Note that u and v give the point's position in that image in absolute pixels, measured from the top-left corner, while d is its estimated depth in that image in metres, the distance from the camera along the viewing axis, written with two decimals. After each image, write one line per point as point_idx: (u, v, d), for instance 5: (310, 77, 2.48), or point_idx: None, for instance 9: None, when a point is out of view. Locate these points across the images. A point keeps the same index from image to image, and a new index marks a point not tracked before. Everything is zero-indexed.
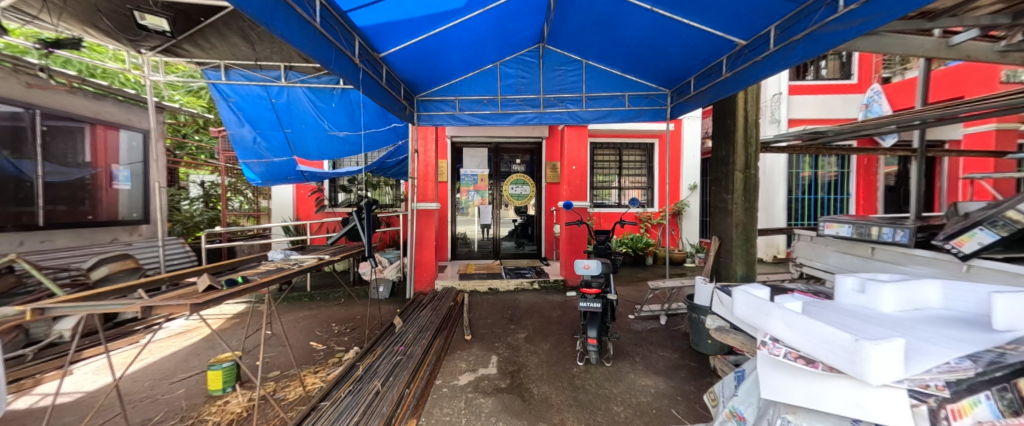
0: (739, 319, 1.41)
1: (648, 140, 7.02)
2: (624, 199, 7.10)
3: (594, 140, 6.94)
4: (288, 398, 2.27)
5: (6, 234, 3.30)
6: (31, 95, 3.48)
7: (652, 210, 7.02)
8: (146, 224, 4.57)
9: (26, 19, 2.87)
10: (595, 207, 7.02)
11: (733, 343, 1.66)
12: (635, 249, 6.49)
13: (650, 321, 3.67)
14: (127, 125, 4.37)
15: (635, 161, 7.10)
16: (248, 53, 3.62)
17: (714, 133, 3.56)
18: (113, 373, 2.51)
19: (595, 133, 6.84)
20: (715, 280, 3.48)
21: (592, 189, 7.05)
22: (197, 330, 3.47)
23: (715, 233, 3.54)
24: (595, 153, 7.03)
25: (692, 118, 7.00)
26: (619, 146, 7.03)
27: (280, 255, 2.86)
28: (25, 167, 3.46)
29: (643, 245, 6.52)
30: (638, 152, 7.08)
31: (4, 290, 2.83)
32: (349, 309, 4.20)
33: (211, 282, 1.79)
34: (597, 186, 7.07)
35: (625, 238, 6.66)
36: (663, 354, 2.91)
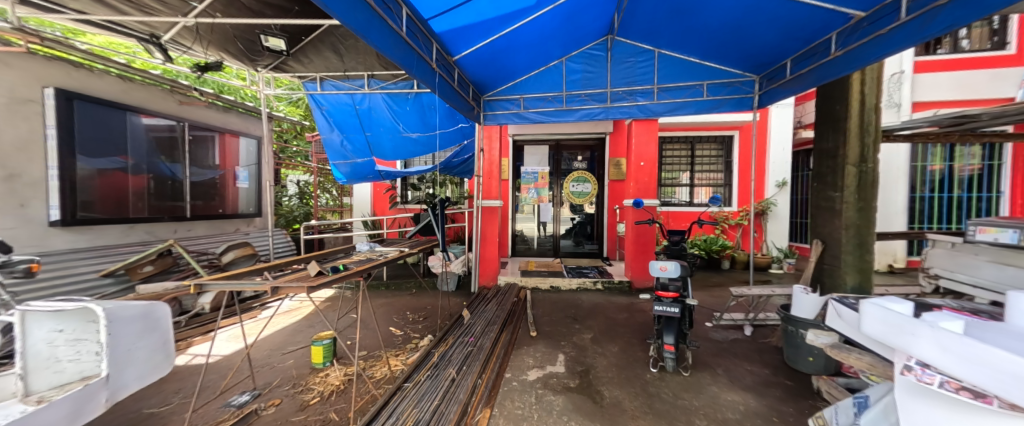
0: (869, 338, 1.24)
1: (727, 133, 6.41)
2: (697, 197, 6.59)
3: (663, 134, 6.52)
4: (376, 376, 2.49)
5: (165, 224, 4.09)
6: (182, 110, 4.30)
7: (730, 209, 6.43)
8: (259, 217, 5.41)
9: (183, 50, 3.60)
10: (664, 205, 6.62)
11: (855, 364, 1.51)
12: (709, 252, 6.00)
13: (732, 331, 3.37)
14: (245, 133, 5.17)
15: (711, 155, 6.53)
16: (338, 65, 4.05)
17: (819, 119, 3.11)
18: (243, 341, 2.94)
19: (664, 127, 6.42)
20: (817, 290, 3.06)
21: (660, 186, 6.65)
22: (299, 310, 3.98)
23: (819, 237, 3.10)
24: (665, 148, 6.60)
25: (783, 105, 6.19)
26: (692, 140, 6.52)
27: (366, 246, 3.16)
28: (177, 170, 4.24)
29: (718, 247, 5.99)
30: (714, 145, 6.51)
31: (165, 268, 3.66)
32: (421, 299, 4.51)
33: (320, 267, 2.04)
34: (664, 183, 6.64)
35: (698, 239, 6.18)
36: (750, 368, 2.63)
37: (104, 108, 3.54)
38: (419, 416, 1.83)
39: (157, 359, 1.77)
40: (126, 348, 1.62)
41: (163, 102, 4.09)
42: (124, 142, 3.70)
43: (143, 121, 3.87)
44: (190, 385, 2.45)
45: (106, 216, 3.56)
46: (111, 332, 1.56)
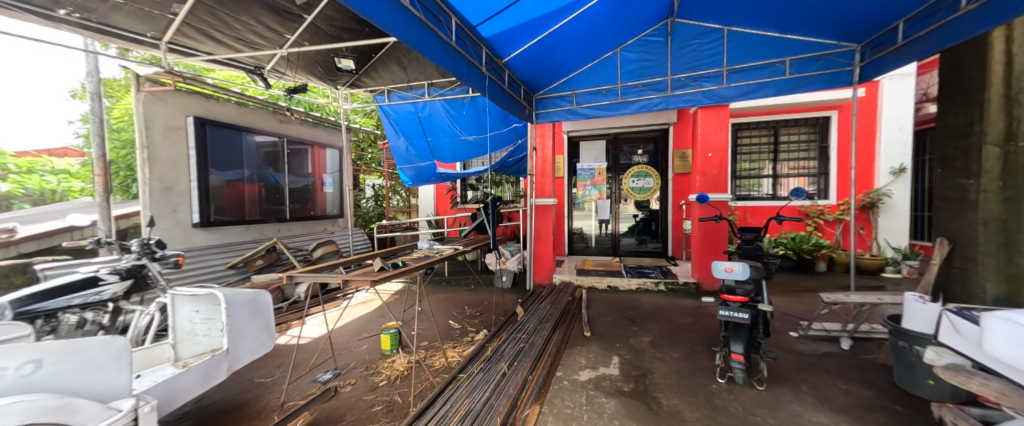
0: (1001, 362, 1.33)
1: (822, 113, 5.67)
2: (783, 189, 5.90)
3: (740, 121, 5.95)
4: (435, 366, 2.65)
5: (271, 225, 4.75)
6: (282, 128, 4.96)
7: (825, 203, 5.70)
8: (342, 218, 6.07)
9: (279, 76, 4.17)
10: (741, 200, 6.03)
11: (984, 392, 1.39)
12: (798, 252, 5.35)
13: (824, 343, 2.98)
14: (331, 144, 5.82)
15: (800, 138, 5.82)
16: (401, 77, 4.36)
17: (946, 91, 2.60)
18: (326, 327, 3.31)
19: (740, 113, 5.86)
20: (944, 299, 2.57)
21: (736, 178, 6.07)
22: (373, 301, 4.39)
23: (946, 235, 2.62)
24: (741, 135, 6.01)
25: (900, 75, 5.27)
26: (775, 124, 5.84)
27: (427, 244, 3.36)
28: (279, 179, 4.88)
29: (811, 247, 5.30)
30: (804, 127, 5.79)
31: (272, 261, 4.31)
32: (478, 295, 4.69)
33: (382, 263, 2.23)
34: (745, 174, 6.02)
35: (783, 237, 5.54)
36: (845, 388, 2.31)
37: (227, 129, 4.21)
38: (470, 406, 1.91)
39: (262, 338, 2.17)
40: (240, 327, 2.03)
41: (268, 122, 4.75)
42: (242, 157, 4.37)
43: (255, 139, 4.54)
44: (288, 361, 2.80)
45: (234, 219, 4.26)
46: (229, 314, 1.97)
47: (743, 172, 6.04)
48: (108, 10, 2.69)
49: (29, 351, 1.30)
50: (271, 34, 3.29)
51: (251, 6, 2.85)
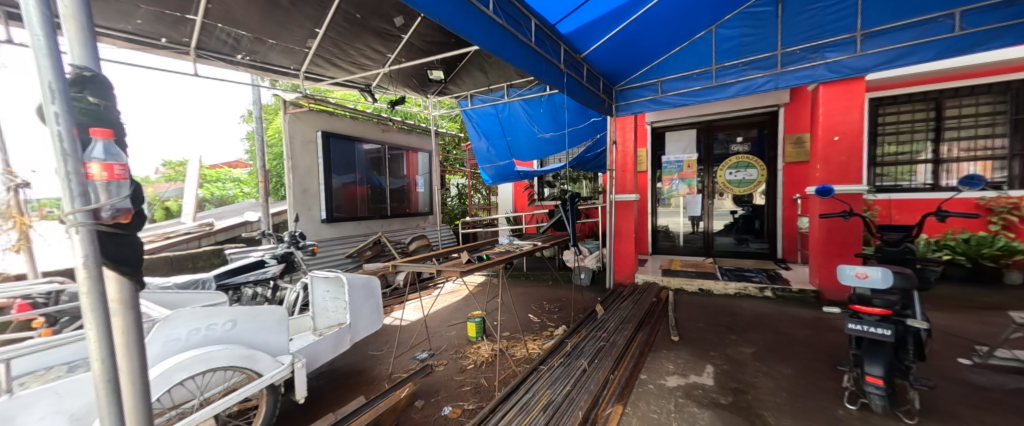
0: None
1: (1017, 76, 4.36)
2: (955, 176, 4.69)
3: (883, 95, 4.90)
4: (517, 355, 2.77)
5: (375, 221, 5.46)
6: (384, 136, 5.64)
7: (1017, 193, 4.41)
8: (431, 215, 6.66)
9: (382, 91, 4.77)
10: (884, 192, 4.98)
11: None
12: (975, 258, 4.22)
13: (1011, 375, 2.33)
14: (422, 148, 6.43)
15: (980, 111, 4.56)
16: (483, 81, 4.61)
17: None
18: (422, 312, 3.70)
19: (885, 86, 4.83)
20: None
21: (878, 166, 5.04)
22: (460, 291, 4.75)
23: None
24: (886, 113, 4.95)
25: None
26: (938, 95, 4.68)
27: (506, 239, 3.51)
28: (380, 181, 5.57)
29: (996, 252, 4.14)
30: (984, 97, 4.52)
31: (378, 253, 4.98)
32: (557, 290, 4.74)
33: (469, 256, 2.42)
34: (893, 159, 4.95)
35: (950, 239, 4.42)
36: None
37: (344, 140, 4.96)
38: (551, 397, 1.97)
39: (374, 317, 2.54)
40: (358, 306, 2.41)
41: (373, 131, 5.44)
42: (353, 163, 5.11)
43: (363, 147, 5.26)
44: (392, 339, 3.21)
45: (347, 216, 5.00)
46: (350, 294, 2.36)
47: (891, 157, 4.97)
48: (265, 50, 3.42)
49: (229, 313, 1.73)
50: (377, 55, 3.78)
51: (362, 33, 3.32)
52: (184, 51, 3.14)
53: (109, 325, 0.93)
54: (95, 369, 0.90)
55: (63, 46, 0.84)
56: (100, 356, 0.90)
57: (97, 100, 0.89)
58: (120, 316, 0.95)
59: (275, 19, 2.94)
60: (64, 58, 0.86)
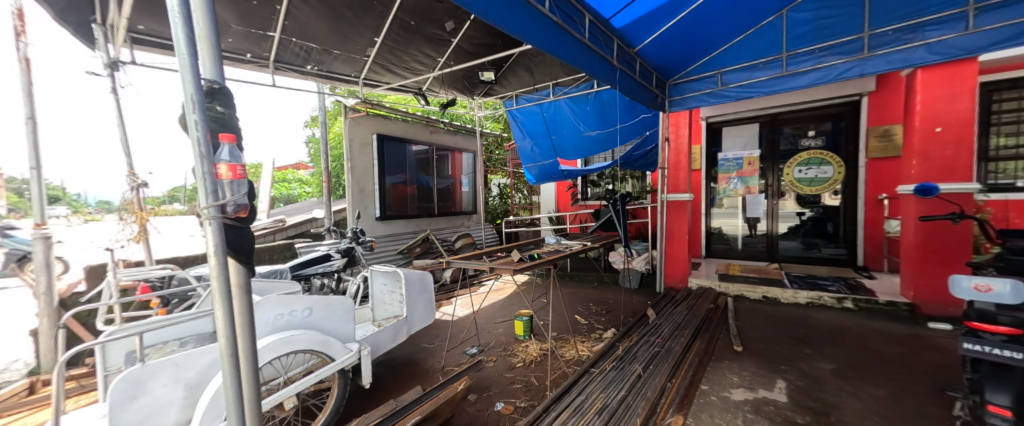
0: None
1: None
2: None
3: (999, 78, 4.18)
4: (566, 356, 2.75)
5: (423, 219, 5.69)
6: (432, 137, 5.85)
7: None
8: (474, 214, 6.81)
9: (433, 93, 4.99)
10: (999, 192, 4.25)
11: None
12: None
13: None
14: (467, 148, 6.59)
15: None
16: (529, 81, 4.65)
17: None
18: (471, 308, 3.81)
19: (1001, 67, 4.12)
20: None
21: (992, 161, 4.31)
22: (505, 289, 4.81)
23: None
24: (1002, 98, 4.21)
25: None
26: None
27: (553, 239, 3.48)
28: (428, 181, 5.79)
29: None
30: None
31: (426, 250, 5.18)
32: (602, 293, 4.62)
33: (520, 255, 2.44)
34: (1011, 153, 4.21)
35: None
36: None
37: (396, 142, 5.22)
38: (606, 401, 1.92)
39: (427, 310, 2.68)
40: (413, 300, 2.55)
41: (423, 133, 5.67)
42: (403, 164, 5.36)
43: (412, 149, 5.51)
44: (441, 334, 3.32)
45: (397, 214, 5.26)
46: (407, 288, 2.51)
47: (1009, 151, 4.23)
48: (331, 60, 3.70)
49: (306, 301, 1.88)
50: (429, 60, 3.93)
51: (416, 40, 3.47)
52: (264, 64, 3.51)
53: (232, 305, 0.98)
54: (220, 339, 0.96)
55: (199, 63, 0.95)
56: (222, 327, 0.95)
57: (223, 109, 0.98)
58: (238, 297, 1.00)
59: (340, 30, 3.18)
60: (200, 73, 0.97)
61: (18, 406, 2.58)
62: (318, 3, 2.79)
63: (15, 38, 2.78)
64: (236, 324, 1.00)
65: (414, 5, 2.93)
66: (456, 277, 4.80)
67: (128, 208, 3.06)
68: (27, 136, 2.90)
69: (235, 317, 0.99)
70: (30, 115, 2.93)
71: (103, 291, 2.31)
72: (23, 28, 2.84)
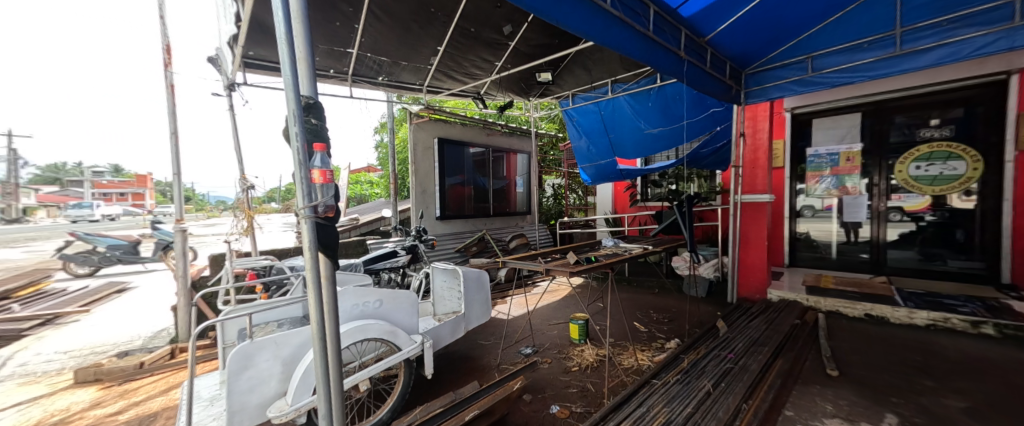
0: None
1: None
2: None
3: None
4: (624, 364, 2.64)
5: (479, 219, 5.85)
6: (489, 139, 5.99)
7: None
8: (529, 215, 6.84)
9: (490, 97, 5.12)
10: None
11: None
12: None
13: None
14: (522, 149, 6.65)
15: None
16: (586, 79, 4.56)
17: None
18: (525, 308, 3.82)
19: None
20: None
21: None
22: (559, 291, 4.75)
23: None
24: None
25: None
26: None
27: (611, 242, 3.35)
28: (484, 182, 5.95)
29: None
30: None
31: (482, 249, 5.32)
32: (664, 300, 4.36)
33: (576, 257, 2.38)
34: None
35: None
36: None
37: (455, 145, 5.45)
38: (670, 416, 1.80)
39: (483, 308, 2.74)
40: (471, 297, 2.63)
41: (480, 135, 5.83)
42: (462, 166, 5.57)
43: (470, 151, 5.69)
44: (497, 332, 3.38)
45: (456, 214, 5.48)
46: (465, 285, 2.60)
47: None
48: (399, 71, 3.98)
49: (376, 293, 2.02)
50: (487, 64, 4.04)
51: (475, 46, 3.59)
52: (344, 78, 3.90)
53: (320, 294, 1.06)
54: (313, 323, 1.05)
55: (299, 81, 1.04)
56: (312, 313, 1.04)
57: (317, 122, 1.08)
58: (324, 288, 1.08)
59: (407, 42, 3.41)
60: (301, 91, 1.06)
61: (164, 366, 3.16)
62: (389, 19, 3.01)
63: (163, 68, 3.42)
64: (323, 313, 1.08)
65: (474, 12, 3.03)
66: (511, 277, 4.86)
67: (240, 207, 3.61)
68: (170, 148, 3.54)
69: (323, 305, 1.08)
70: (172, 131, 3.57)
71: (223, 275, 2.77)
72: (170, 60, 3.48)
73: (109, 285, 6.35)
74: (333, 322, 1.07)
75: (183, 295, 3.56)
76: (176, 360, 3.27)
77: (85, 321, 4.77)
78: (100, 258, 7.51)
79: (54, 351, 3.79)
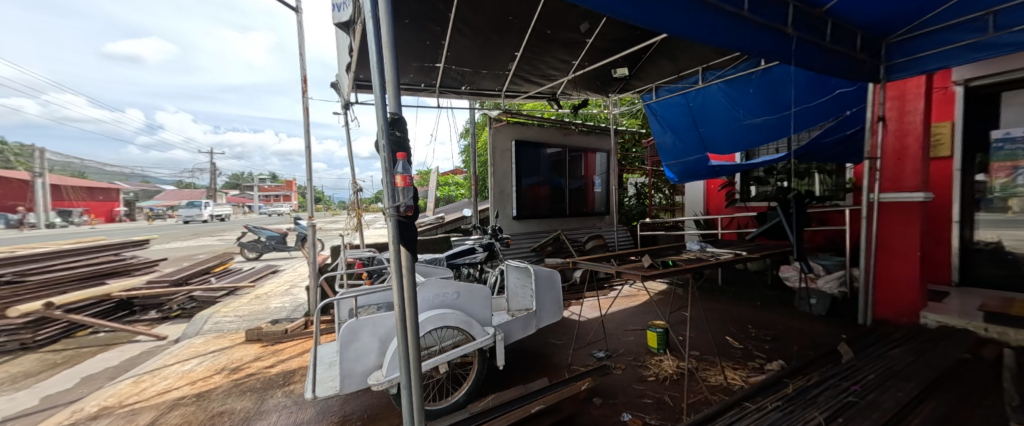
0: None
1: None
2: None
3: None
4: (711, 381, 2.41)
5: (556, 219, 5.89)
6: (565, 139, 5.96)
7: None
8: (607, 215, 6.64)
9: (565, 96, 5.14)
10: None
11: None
12: None
13: None
14: (600, 148, 6.47)
15: None
16: (671, 69, 4.27)
17: None
18: (600, 311, 3.74)
19: None
20: None
21: None
22: (640, 296, 4.53)
23: None
24: None
25: None
26: None
27: (697, 246, 3.08)
28: (560, 182, 5.95)
29: None
30: None
31: (559, 248, 5.35)
32: (765, 314, 3.84)
33: (652, 261, 2.25)
34: None
35: None
36: None
37: (532, 146, 5.56)
38: None
39: (554, 307, 2.78)
40: (542, 296, 2.69)
41: (557, 136, 5.85)
42: (538, 167, 5.66)
43: (547, 151, 5.75)
44: (572, 332, 3.38)
45: (533, 213, 5.60)
46: (537, 284, 2.66)
47: None
48: (480, 78, 4.22)
49: (454, 285, 2.20)
50: (563, 64, 4.04)
51: (552, 47, 3.61)
52: (433, 90, 4.31)
53: (401, 280, 1.20)
54: (395, 311, 1.21)
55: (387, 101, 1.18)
56: (398, 301, 1.21)
57: (401, 134, 1.22)
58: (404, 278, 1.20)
59: (487, 51, 3.59)
60: (388, 107, 1.20)
61: (301, 334, 3.87)
62: (470, 32, 3.21)
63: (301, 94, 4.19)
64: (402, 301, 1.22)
65: (549, 16, 3.05)
66: (587, 278, 4.78)
67: (353, 206, 4.22)
68: (306, 158, 4.32)
69: (402, 291, 1.21)
70: (307, 144, 4.34)
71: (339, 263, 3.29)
72: (305, 86, 4.24)
73: (265, 267, 7.99)
74: (412, 309, 1.19)
75: (313, 277, 4.28)
76: (308, 330, 3.95)
77: (250, 294, 6.09)
78: (260, 245, 9.48)
79: (231, 315, 4.92)
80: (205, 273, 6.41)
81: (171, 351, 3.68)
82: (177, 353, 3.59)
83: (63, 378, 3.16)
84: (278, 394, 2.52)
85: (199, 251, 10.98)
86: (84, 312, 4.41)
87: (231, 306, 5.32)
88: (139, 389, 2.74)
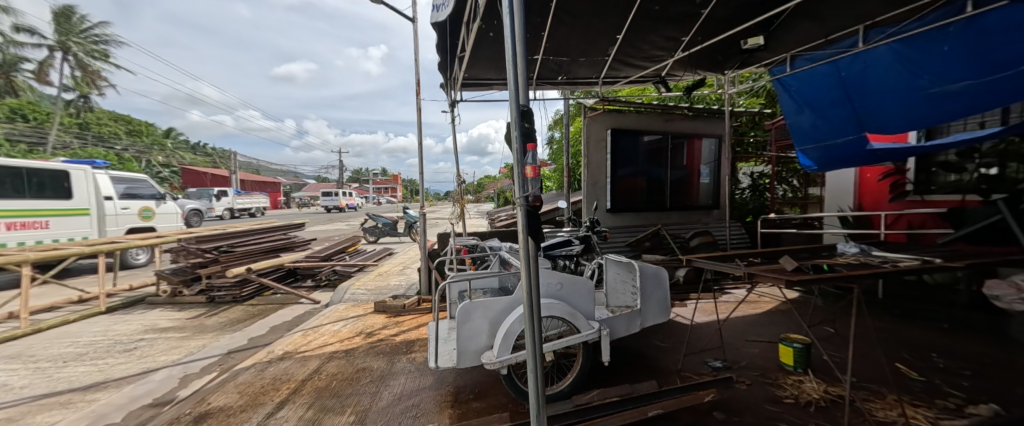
0: None
1: None
2: None
3: None
4: (880, 415, 1.94)
5: (657, 213, 5.49)
6: (667, 126, 5.44)
7: None
8: (716, 209, 5.92)
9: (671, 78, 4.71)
10: None
11: None
12: None
13: None
14: (710, 134, 5.77)
15: None
16: (817, 31, 3.52)
17: None
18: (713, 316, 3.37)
19: None
20: None
21: None
22: (761, 303, 3.95)
23: None
24: None
25: None
26: None
27: (855, 248, 2.50)
28: (660, 173, 5.49)
29: None
30: None
31: (659, 244, 4.98)
32: (957, 341, 2.95)
33: (798, 264, 1.89)
34: None
35: None
36: None
37: (630, 135, 5.23)
38: None
39: (661, 306, 2.60)
40: (649, 294, 2.52)
41: (658, 122, 5.38)
42: (635, 157, 5.31)
43: (645, 140, 5.34)
44: (678, 335, 3.12)
45: (630, 206, 5.31)
46: (642, 281, 2.50)
47: None
48: (578, 67, 4.13)
49: (557, 276, 2.21)
50: (670, 42, 3.68)
51: (660, 24, 3.31)
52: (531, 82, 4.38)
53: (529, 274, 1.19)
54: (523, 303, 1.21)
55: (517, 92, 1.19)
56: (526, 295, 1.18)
57: (529, 124, 1.24)
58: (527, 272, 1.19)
59: (585, 38, 3.49)
60: (521, 100, 1.23)
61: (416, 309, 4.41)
62: (570, 19, 3.15)
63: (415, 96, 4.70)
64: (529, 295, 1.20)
65: None
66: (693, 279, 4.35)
67: (456, 196, 4.59)
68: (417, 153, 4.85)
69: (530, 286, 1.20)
70: (418, 141, 4.87)
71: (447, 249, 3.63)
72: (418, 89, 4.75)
73: (383, 249, 9.27)
74: (537, 295, 1.19)
75: (424, 260, 4.80)
76: (422, 306, 4.44)
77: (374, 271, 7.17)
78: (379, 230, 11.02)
79: (362, 288, 5.84)
80: (342, 252, 7.75)
81: (324, 313, 4.56)
82: (328, 315, 4.43)
83: (259, 325, 4.19)
84: (404, 359, 2.89)
85: (336, 234, 13.32)
86: (268, 277, 5.77)
87: (361, 281, 6.33)
88: (306, 341, 3.46)
